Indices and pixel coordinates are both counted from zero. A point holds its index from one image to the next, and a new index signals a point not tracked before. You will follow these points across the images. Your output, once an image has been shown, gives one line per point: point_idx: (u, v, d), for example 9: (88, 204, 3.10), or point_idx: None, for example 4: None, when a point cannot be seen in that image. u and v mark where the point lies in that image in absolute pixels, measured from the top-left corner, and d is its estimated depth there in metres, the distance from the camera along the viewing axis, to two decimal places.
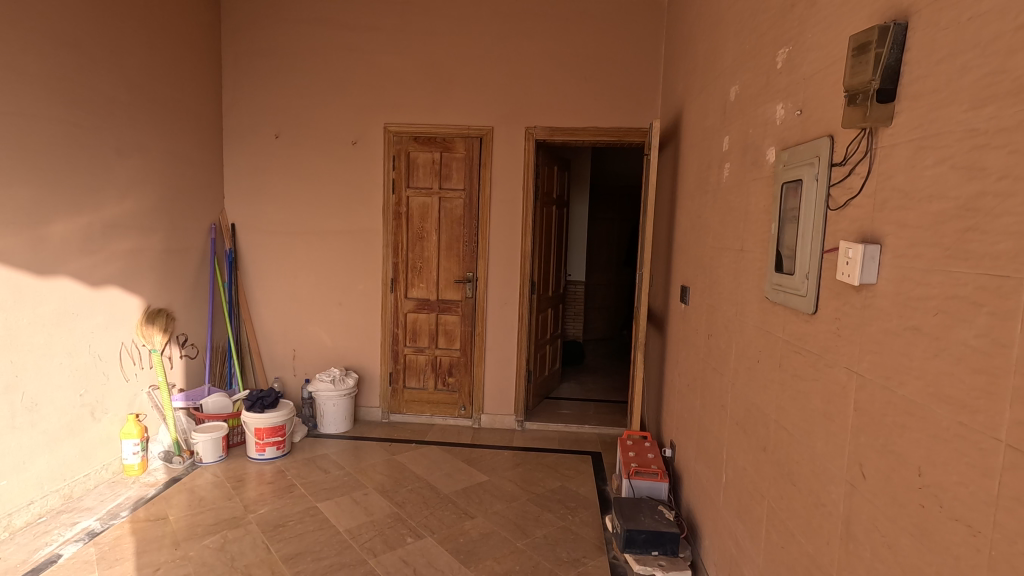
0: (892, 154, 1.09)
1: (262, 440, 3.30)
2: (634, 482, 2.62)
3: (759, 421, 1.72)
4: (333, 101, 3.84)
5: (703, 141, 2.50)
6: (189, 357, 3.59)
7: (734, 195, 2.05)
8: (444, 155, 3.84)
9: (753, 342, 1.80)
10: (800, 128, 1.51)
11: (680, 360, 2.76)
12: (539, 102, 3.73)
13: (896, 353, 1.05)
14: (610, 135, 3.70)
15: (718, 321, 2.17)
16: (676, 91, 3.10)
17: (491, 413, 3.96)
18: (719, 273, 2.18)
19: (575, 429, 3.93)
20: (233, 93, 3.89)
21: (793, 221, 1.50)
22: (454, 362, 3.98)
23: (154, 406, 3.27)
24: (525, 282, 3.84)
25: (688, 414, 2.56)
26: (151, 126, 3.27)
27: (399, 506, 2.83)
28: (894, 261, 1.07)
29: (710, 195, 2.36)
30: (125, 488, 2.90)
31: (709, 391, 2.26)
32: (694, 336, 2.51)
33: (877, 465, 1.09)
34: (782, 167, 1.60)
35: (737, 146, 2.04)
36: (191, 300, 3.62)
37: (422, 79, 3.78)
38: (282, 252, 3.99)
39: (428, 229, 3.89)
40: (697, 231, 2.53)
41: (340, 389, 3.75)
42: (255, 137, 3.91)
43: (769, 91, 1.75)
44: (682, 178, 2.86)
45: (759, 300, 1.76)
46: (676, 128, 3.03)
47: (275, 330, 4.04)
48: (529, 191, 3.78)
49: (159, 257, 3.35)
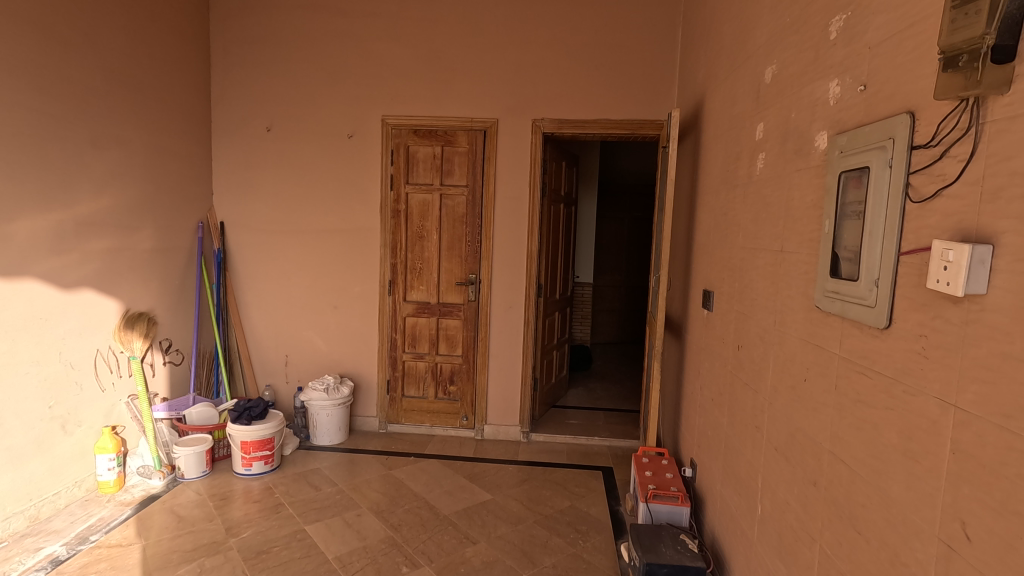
0: (1011, 130, 0.85)
1: (249, 454, 3.07)
2: (652, 506, 2.39)
3: (805, 450, 1.48)
4: (329, 92, 3.61)
5: (730, 130, 2.26)
6: (173, 364, 3.38)
7: (770, 189, 1.81)
8: (446, 149, 3.61)
9: (798, 357, 1.56)
10: (865, 106, 1.27)
11: (702, 371, 2.52)
12: (547, 92, 3.50)
13: (1019, 384, 0.82)
14: (623, 127, 3.46)
15: (751, 331, 1.92)
16: (696, 80, 2.86)
17: (495, 424, 3.72)
18: (751, 277, 1.94)
19: (584, 441, 3.69)
20: (222, 84, 3.67)
21: (855, 217, 1.26)
22: (455, 369, 3.75)
23: (133, 417, 3.06)
24: (531, 284, 3.60)
25: (712, 432, 2.33)
26: (131, 117, 3.05)
27: (395, 529, 2.59)
28: (1015, 265, 0.83)
29: (739, 189, 2.12)
30: (99, 508, 2.68)
31: (739, 409, 2.02)
32: (719, 346, 2.27)
33: (991, 526, 0.85)
34: (838, 155, 1.36)
35: (774, 132, 1.80)
36: (174, 303, 3.40)
37: (422, 68, 3.56)
38: (274, 252, 3.76)
39: (429, 228, 3.66)
40: (723, 230, 2.29)
41: (335, 398, 3.52)
42: (245, 130, 3.69)
43: (818, 68, 1.51)
44: (704, 171, 2.62)
45: (806, 309, 1.52)
46: (697, 118, 2.79)
47: (266, 336, 3.82)
48: (536, 187, 3.54)
49: (141, 257, 3.13)
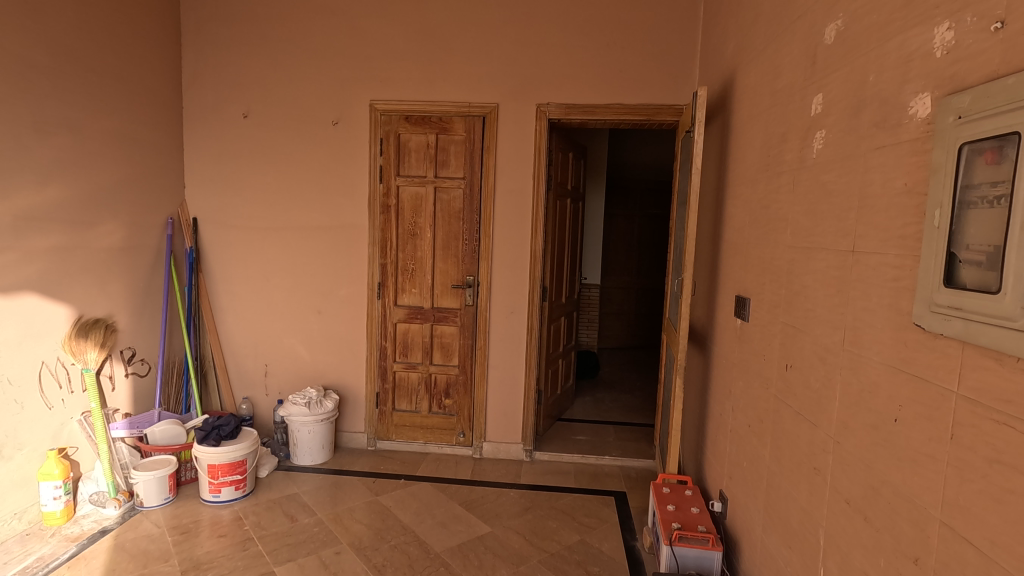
0: None
1: (217, 479, 2.73)
2: (678, 550, 2.03)
3: (898, 514, 1.13)
4: (311, 75, 3.27)
5: (773, 107, 1.90)
6: (137, 376, 3.04)
7: (834, 174, 1.45)
8: (441, 137, 3.26)
9: (882, 389, 1.20)
10: (1002, 51, 0.92)
11: (734, 390, 2.17)
12: (553, 74, 3.15)
13: None
14: (637, 112, 3.11)
15: (806, 350, 1.57)
16: (724, 56, 2.50)
17: (494, 442, 3.37)
18: (805, 284, 1.59)
19: (592, 460, 3.34)
20: (194, 66, 3.32)
21: (990, 205, 0.90)
22: (451, 381, 3.40)
23: (86, 438, 2.72)
24: (535, 287, 3.25)
25: (749, 464, 1.97)
26: (85, 99, 2.70)
27: (379, 572, 2.25)
28: None
29: (786, 176, 1.77)
30: (40, 545, 2.34)
31: (787, 443, 1.67)
32: (760, 364, 1.91)
33: None
34: (953, 122, 1.00)
35: (839, 103, 1.44)
36: (138, 307, 3.06)
37: (414, 48, 3.21)
38: (252, 251, 3.42)
39: (422, 224, 3.31)
40: (764, 226, 1.94)
41: (317, 414, 3.18)
42: (220, 117, 3.34)
43: (914, 10, 1.15)
44: (736, 158, 2.27)
45: (896, 328, 1.16)
46: (726, 98, 2.44)
47: (244, 343, 3.47)
48: (541, 180, 3.19)
49: (97, 257, 2.79)
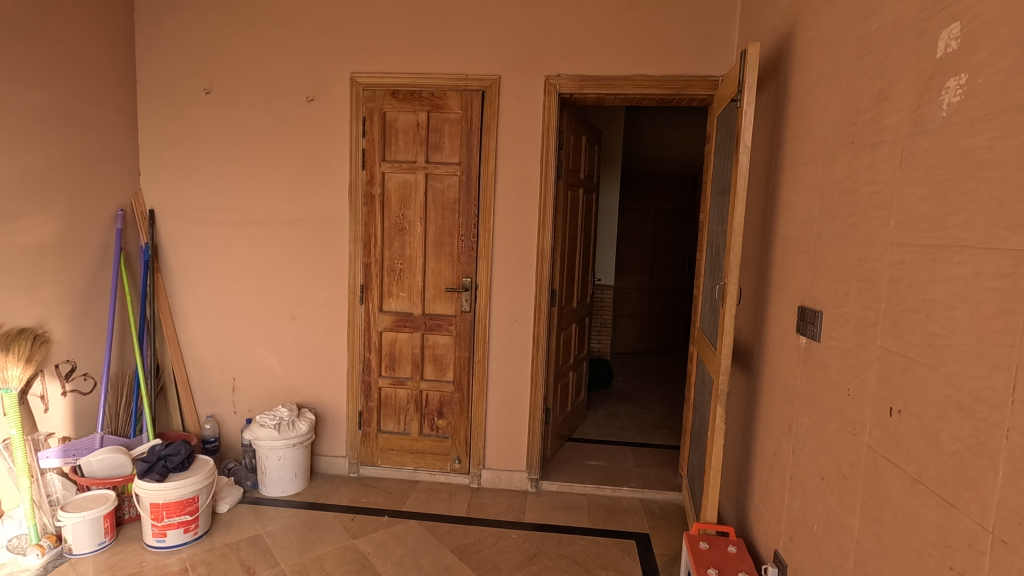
0: None
1: (162, 521, 2.28)
2: None
3: None
4: (283, 44, 2.81)
5: (863, 56, 1.42)
6: (78, 395, 2.61)
7: (988, 138, 0.98)
8: (433, 116, 2.79)
9: None
10: None
11: (797, 428, 1.70)
12: (564, 40, 2.67)
13: None
14: (664, 85, 2.63)
15: (930, 393, 1.10)
16: (779, 7, 2.02)
17: (494, 469, 2.92)
18: (927, 299, 1.12)
19: (608, 492, 2.87)
20: (149, 34, 2.88)
21: None
22: (445, 398, 2.94)
23: (8, 470, 2.30)
24: (542, 292, 2.79)
25: (822, 530, 1.50)
26: (5, 65, 2.26)
27: None
28: None
29: (887, 147, 1.29)
30: None
31: (892, 518, 1.20)
32: (841, 402, 1.44)
33: None
34: None
35: (999, 29, 0.96)
36: (79, 314, 2.62)
37: (402, 10, 2.74)
38: (217, 249, 2.97)
39: (411, 218, 2.85)
40: (846, 216, 1.46)
41: (287, 438, 2.73)
42: (179, 93, 2.90)
43: None
44: (798, 129, 1.79)
45: None
46: (782, 58, 1.96)
47: (208, 354, 3.03)
48: (550, 164, 2.72)
49: (23, 255, 2.35)
